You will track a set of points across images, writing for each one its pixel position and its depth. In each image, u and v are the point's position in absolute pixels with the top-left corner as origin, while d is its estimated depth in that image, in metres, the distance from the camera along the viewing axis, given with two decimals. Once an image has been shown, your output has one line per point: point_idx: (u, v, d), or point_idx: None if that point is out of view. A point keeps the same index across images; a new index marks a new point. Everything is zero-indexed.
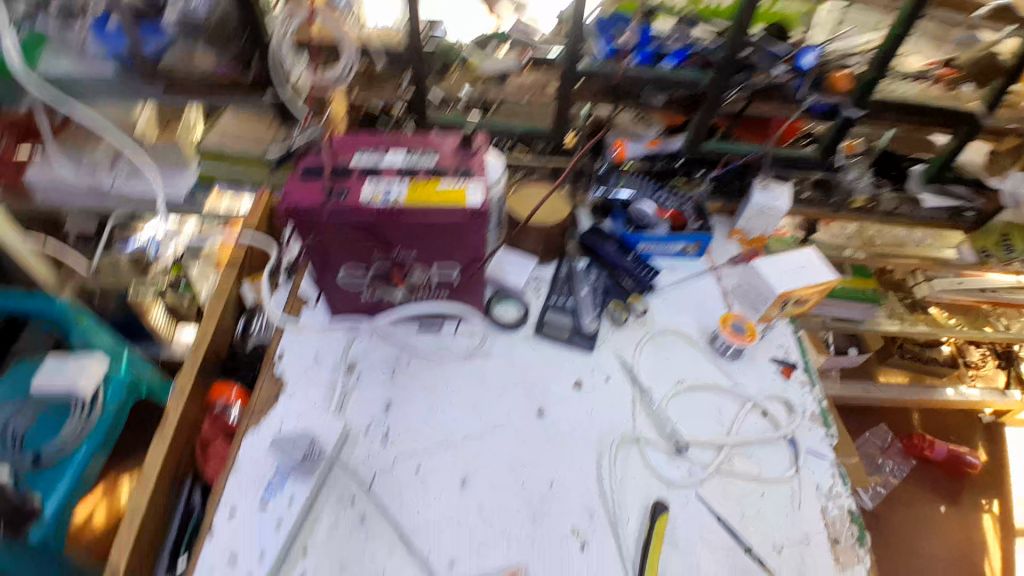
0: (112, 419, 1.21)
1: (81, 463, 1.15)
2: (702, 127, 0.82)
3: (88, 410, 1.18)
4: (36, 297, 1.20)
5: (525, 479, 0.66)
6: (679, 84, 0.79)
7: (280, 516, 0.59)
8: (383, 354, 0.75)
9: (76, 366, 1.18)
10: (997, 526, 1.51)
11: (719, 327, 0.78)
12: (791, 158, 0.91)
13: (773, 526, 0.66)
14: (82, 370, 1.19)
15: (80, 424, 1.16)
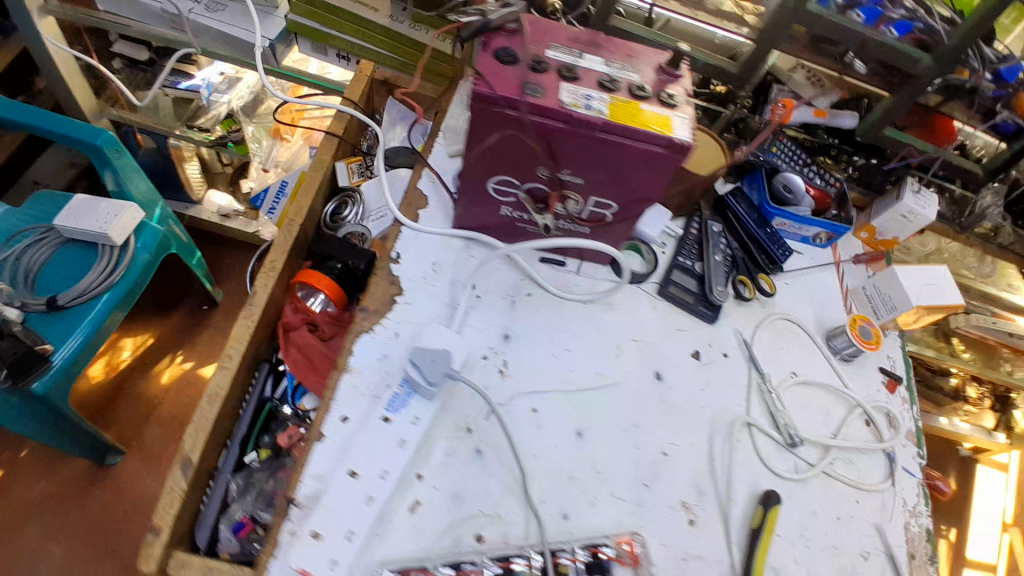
0: (138, 273, 1.13)
1: (102, 311, 1.07)
2: (897, 110, 0.73)
3: (116, 258, 1.10)
4: (74, 122, 1.10)
5: (640, 442, 0.64)
6: (896, 59, 0.67)
7: (404, 433, 0.56)
8: (503, 279, 0.70)
9: (109, 208, 1.08)
10: (949, 553, 1.52)
11: (847, 326, 0.76)
12: (956, 170, 0.81)
13: (862, 533, 0.67)
14: (115, 213, 1.09)
15: (106, 269, 1.08)
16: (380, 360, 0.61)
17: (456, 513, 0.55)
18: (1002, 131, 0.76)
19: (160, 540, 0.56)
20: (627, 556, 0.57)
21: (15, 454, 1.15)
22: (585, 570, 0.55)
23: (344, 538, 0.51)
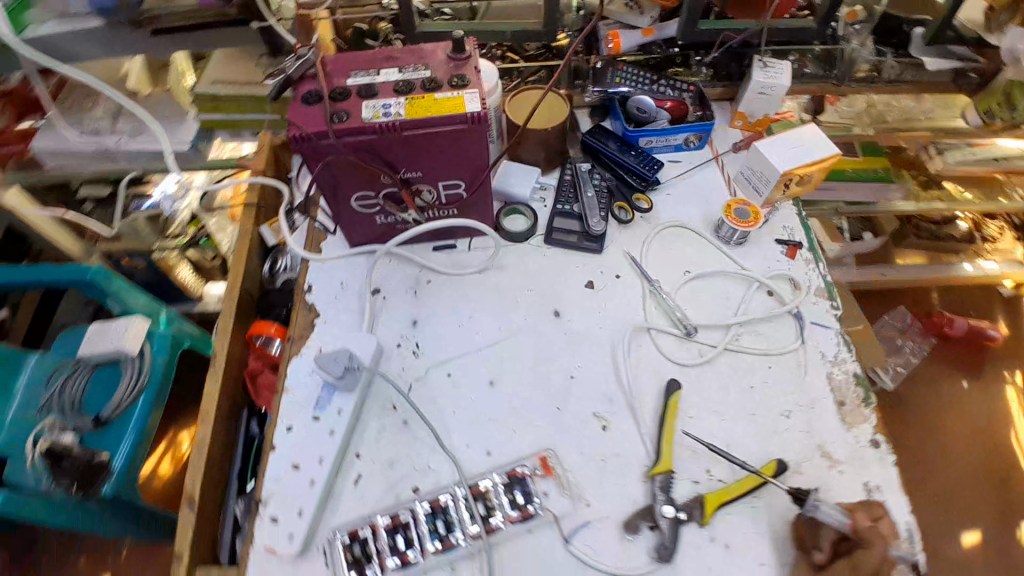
0: (162, 373, 1.29)
1: (141, 415, 1.24)
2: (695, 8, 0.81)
3: (140, 366, 1.26)
4: (66, 269, 1.25)
5: (547, 373, 0.71)
6: None
7: (332, 425, 0.66)
8: (403, 276, 0.79)
9: (120, 327, 1.26)
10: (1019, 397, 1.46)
11: (724, 214, 0.80)
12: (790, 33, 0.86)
13: (779, 393, 0.70)
14: (125, 330, 1.26)
15: (134, 379, 1.25)
16: (311, 374, 0.71)
17: (392, 476, 0.65)
18: None
19: (182, 563, 0.70)
20: (541, 471, 0.64)
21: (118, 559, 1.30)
22: (505, 489, 0.63)
23: (297, 517, 0.62)
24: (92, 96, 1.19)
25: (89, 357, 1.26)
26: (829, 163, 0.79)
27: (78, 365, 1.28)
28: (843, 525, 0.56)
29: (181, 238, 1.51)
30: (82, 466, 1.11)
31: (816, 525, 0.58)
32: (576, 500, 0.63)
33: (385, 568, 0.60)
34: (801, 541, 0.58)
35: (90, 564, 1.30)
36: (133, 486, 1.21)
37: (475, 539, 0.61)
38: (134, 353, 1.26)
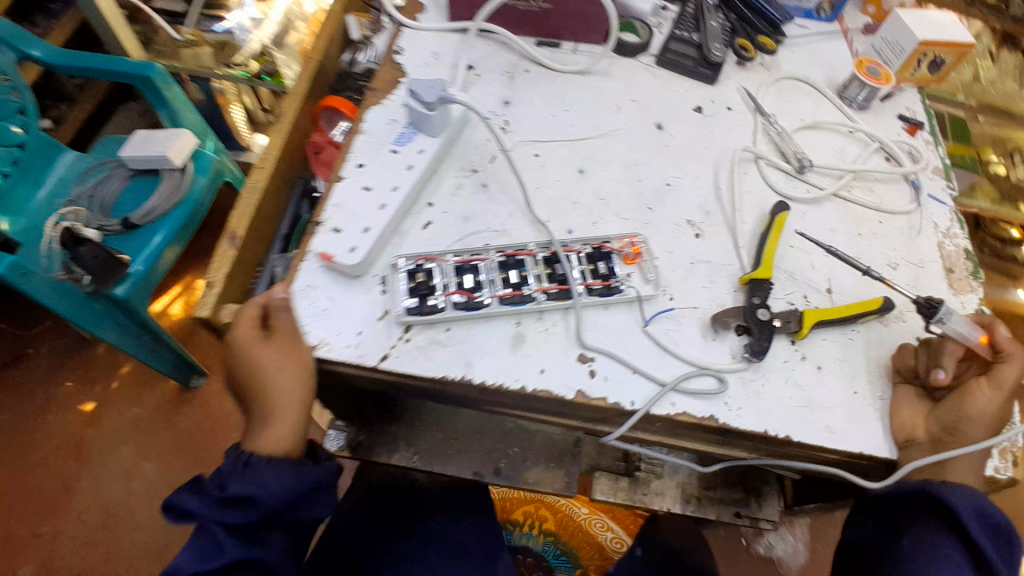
0: (199, 195, 1.22)
1: (172, 224, 1.17)
2: None
3: (179, 181, 1.19)
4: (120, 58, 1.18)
5: (641, 177, 0.65)
6: None
7: (411, 161, 0.60)
8: (501, 60, 0.73)
9: (168, 135, 1.19)
10: None
11: (854, 70, 0.73)
12: None
13: (889, 247, 0.63)
14: (173, 139, 1.19)
15: (171, 191, 1.19)
16: (390, 124, 0.64)
17: (464, 229, 0.59)
18: None
19: (214, 289, 0.64)
20: (630, 253, 0.58)
21: (108, 385, 1.35)
22: (588, 259, 0.57)
23: (363, 232, 0.56)
24: None
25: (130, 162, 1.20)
26: (961, 52, 0.74)
27: (116, 169, 1.23)
28: (977, 339, 0.50)
29: (244, 69, 1.40)
30: (100, 259, 1.02)
31: (937, 343, 0.52)
32: (659, 288, 0.57)
33: (448, 303, 0.54)
34: (915, 366, 0.53)
35: (76, 386, 1.34)
36: (146, 295, 1.14)
37: (550, 297, 0.55)
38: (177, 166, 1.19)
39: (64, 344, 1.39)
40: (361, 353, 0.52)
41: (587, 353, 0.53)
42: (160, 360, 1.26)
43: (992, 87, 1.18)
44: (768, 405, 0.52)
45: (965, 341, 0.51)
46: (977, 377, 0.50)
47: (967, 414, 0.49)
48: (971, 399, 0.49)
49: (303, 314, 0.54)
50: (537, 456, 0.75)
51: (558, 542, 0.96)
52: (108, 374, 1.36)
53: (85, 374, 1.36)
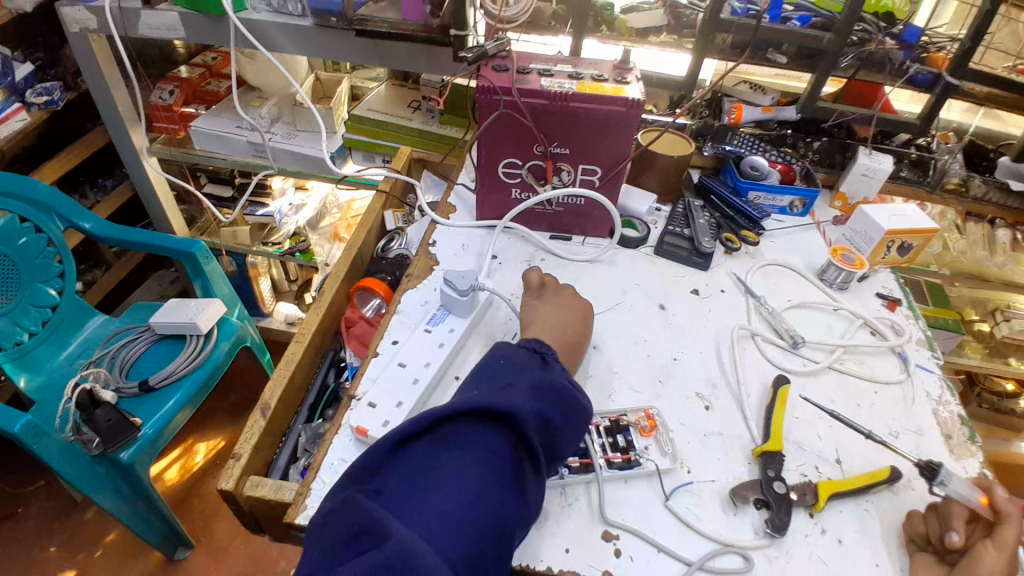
0: (218, 360, 1.26)
1: (190, 389, 1.21)
2: (820, 83, 0.95)
3: (201, 347, 1.24)
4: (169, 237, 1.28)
5: (650, 352, 0.72)
6: (803, 42, 0.91)
7: (442, 339, 0.67)
8: (520, 251, 0.84)
9: (199, 304, 1.26)
10: None
11: (831, 257, 0.85)
12: (894, 123, 1.00)
13: (888, 417, 0.68)
14: (203, 309, 1.26)
15: (192, 355, 1.23)
16: (423, 306, 0.74)
17: None
18: (919, 84, 0.97)
19: (240, 461, 0.66)
20: (645, 427, 0.62)
21: (88, 555, 1.27)
22: (606, 431, 0.61)
23: (396, 406, 0.60)
24: (262, 97, 1.43)
25: (156, 327, 1.26)
26: (928, 236, 0.86)
27: (143, 332, 1.29)
28: (978, 498, 0.54)
29: (280, 247, 1.60)
30: (113, 420, 1.06)
31: (944, 506, 0.55)
32: (676, 461, 0.59)
33: None
34: (928, 533, 0.55)
35: (56, 555, 1.27)
36: (150, 460, 1.14)
37: (573, 470, 0.57)
38: (202, 331, 1.25)
39: (52, 509, 1.35)
40: None
41: (611, 530, 0.54)
42: (150, 530, 1.20)
43: (963, 255, 1.30)
44: None
45: (968, 502, 0.54)
46: (983, 541, 0.52)
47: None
48: (983, 562, 0.50)
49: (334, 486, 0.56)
50: None
51: None
52: (91, 543, 1.29)
53: (68, 544, 1.29)
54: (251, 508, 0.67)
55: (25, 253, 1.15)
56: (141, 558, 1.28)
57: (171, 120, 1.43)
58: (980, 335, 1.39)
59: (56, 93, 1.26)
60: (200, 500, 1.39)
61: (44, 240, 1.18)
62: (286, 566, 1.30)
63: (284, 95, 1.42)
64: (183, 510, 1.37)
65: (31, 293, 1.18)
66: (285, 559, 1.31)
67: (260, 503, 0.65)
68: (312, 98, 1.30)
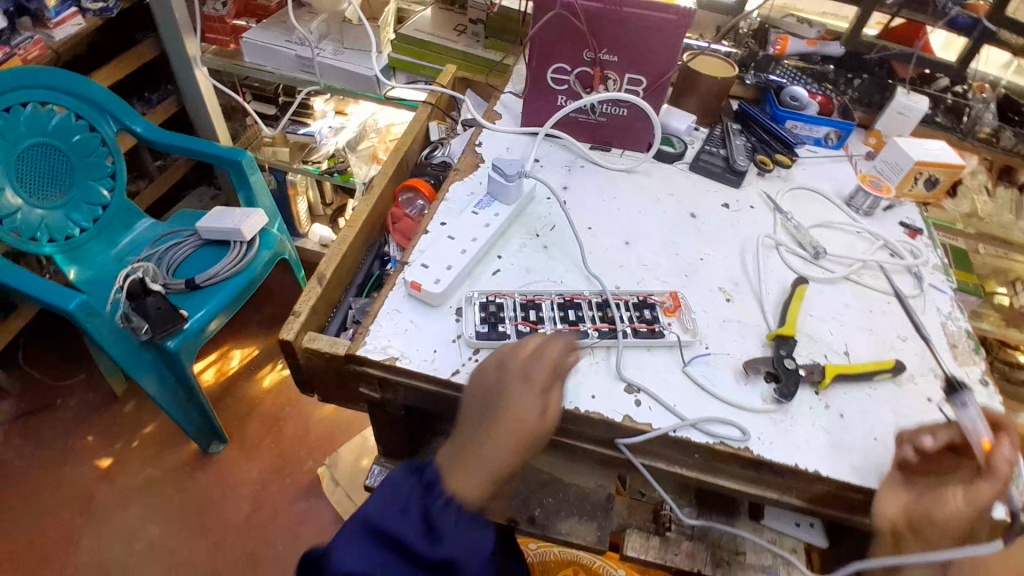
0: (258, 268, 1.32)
1: (226, 294, 1.26)
2: (864, 17, 1.02)
3: (244, 253, 1.32)
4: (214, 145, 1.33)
5: (678, 250, 0.77)
6: None
7: (489, 220, 0.73)
8: (561, 157, 0.89)
9: (243, 212, 1.33)
10: None
11: (860, 184, 0.88)
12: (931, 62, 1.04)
13: (900, 325, 0.72)
14: (246, 217, 1.33)
15: (235, 260, 1.30)
16: (470, 196, 0.80)
17: (528, 278, 0.70)
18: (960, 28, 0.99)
19: (299, 317, 0.74)
20: (671, 306, 0.67)
21: (126, 445, 1.39)
22: (634, 307, 0.67)
23: (446, 269, 0.67)
24: (312, 12, 1.45)
25: (203, 232, 1.33)
26: (951, 172, 0.88)
27: (189, 236, 1.36)
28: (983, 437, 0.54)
29: (319, 166, 1.64)
30: (162, 309, 1.16)
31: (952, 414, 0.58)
32: (695, 337, 0.65)
33: (514, 331, 0.63)
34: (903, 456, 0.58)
35: (103, 440, 1.40)
36: (194, 351, 1.22)
37: (601, 334, 0.63)
38: (246, 239, 1.32)
39: (95, 399, 1.47)
40: (436, 366, 0.61)
41: (631, 385, 0.61)
42: (189, 418, 1.30)
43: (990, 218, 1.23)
44: (795, 439, 0.58)
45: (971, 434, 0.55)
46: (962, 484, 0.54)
47: (992, 468, 0.52)
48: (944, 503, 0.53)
49: (389, 331, 0.64)
50: (573, 509, 0.77)
51: None
52: (130, 434, 1.41)
53: (116, 429, 1.42)
54: (307, 364, 0.75)
55: (78, 150, 1.22)
56: (179, 447, 1.40)
57: (223, 31, 1.47)
58: (1001, 307, 1.34)
59: (112, 1, 1.24)
60: (233, 401, 1.50)
61: (96, 139, 1.25)
62: (311, 466, 1.40)
63: (333, 13, 1.44)
64: (218, 407, 1.48)
65: (85, 190, 1.26)
66: (309, 460, 1.41)
67: (315, 357, 0.72)
68: (364, 16, 1.35)
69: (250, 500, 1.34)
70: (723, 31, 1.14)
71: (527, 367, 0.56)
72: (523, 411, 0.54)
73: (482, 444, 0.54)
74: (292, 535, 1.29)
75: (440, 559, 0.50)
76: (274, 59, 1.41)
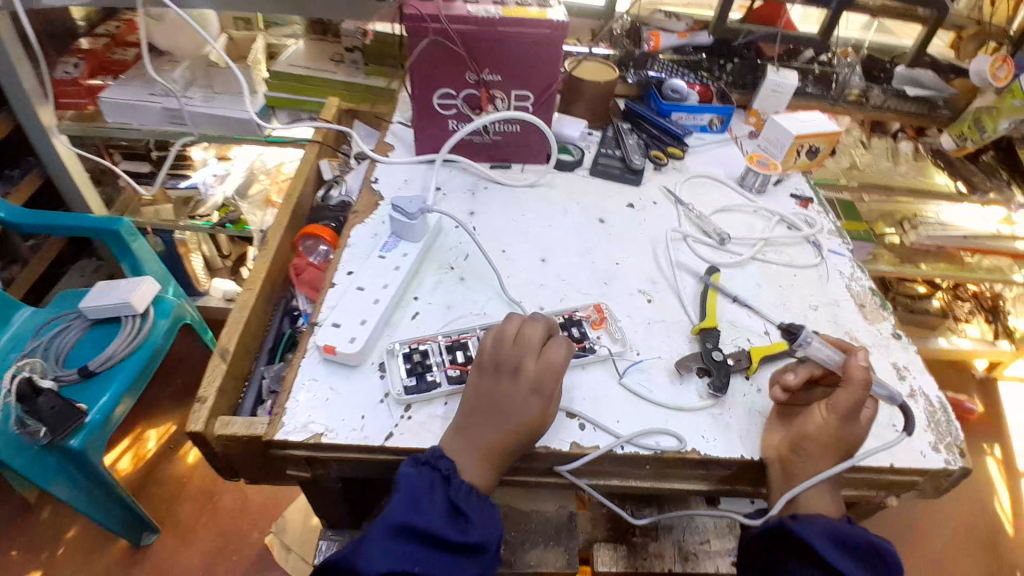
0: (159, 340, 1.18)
1: (126, 376, 1.11)
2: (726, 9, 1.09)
3: (139, 326, 1.15)
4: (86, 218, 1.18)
5: (594, 258, 0.76)
6: None
7: (397, 262, 0.70)
8: (463, 180, 0.87)
9: (129, 284, 1.16)
10: (1003, 470, 1.42)
11: (748, 164, 0.92)
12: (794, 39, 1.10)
13: (807, 294, 0.76)
14: (135, 288, 1.16)
15: (130, 335, 1.13)
16: (373, 238, 0.76)
17: (449, 315, 0.67)
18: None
19: (206, 403, 0.67)
20: (596, 319, 0.67)
21: (51, 553, 1.21)
22: (561, 327, 0.65)
23: (360, 324, 0.63)
24: (172, 61, 1.33)
25: (88, 312, 1.16)
26: (831, 139, 0.94)
27: (75, 318, 1.18)
28: (836, 360, 0.58)
29: (208, 219, 1.49)
30: (56, 407, 0.98)
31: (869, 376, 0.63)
32: (626, 345, 0.65)
33: (444, 377, 0.60)
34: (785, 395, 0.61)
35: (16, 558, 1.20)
36: (101, 445, 1.07)
37: None
38: (138, 312, 1.16)
39: (5, 512, 1.26)
40: (366, 434, 0.56)
41: (572, 410, 0.59)
42: (110, 514, 1.14)
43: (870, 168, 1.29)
44: (737, 430, 0.59)
45: (826, 363, 0.58)
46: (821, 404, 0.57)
47: (847, 377, 0.55)
48: (813, 420, 0.56)
49: (309, 404, 0.59)
50: (537, 537, 0.75)
51: None
52: (52, 541, 1.23)
53: (27, 544, 1.23)
54: (225, 451, 0.68)
55: None
56: (107, 546, 1.24)
57: (76, 94, 1.30)
58: (893, 246, 1.45)
59: None
60: (162, 484, 1.34)
61: None
62: (258, 537, 1.29)
63: (196, 57, 1.33)
64: (143, 496, 1.31)
65: None
66: (255, 530, 1.30)
67: (233, 442, 0.66)
68: (229, 57, 1.23)
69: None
70: (600, 33, 1.16)
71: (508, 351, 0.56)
72: (525, 415, 0.53)
73: (484, 437, 0.53)
74: None
75: (468, 542, 0.49)
76: (137, 116, 1.28)
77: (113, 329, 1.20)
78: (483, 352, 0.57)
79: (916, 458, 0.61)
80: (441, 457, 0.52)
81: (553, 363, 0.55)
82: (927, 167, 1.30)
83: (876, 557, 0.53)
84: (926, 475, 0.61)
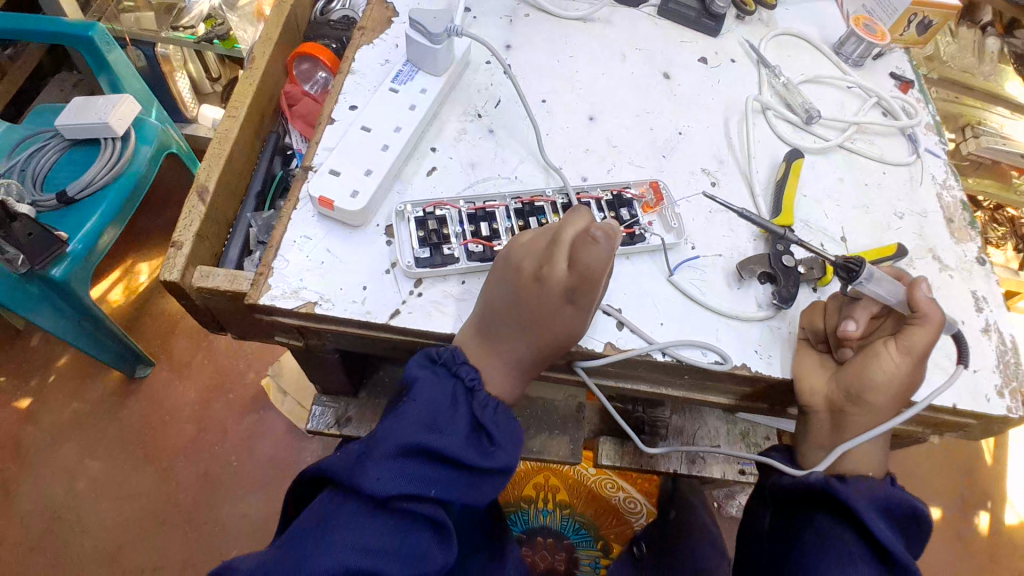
0: (144, 171, 1.01)
1: (110, 208, 0.97)
2: None
3: (118, 153, 0.98)
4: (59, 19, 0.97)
5: (653, 125, 0.62)
6: None
7: (413, 101, 0.56)
8: (499, 4, 0.68)
9: (108, 99, 0.97)
10: None
11: (852, 26, 0.73)
12: None
13: (894, 198, 0.64)
14: (114, 105, 0.97)
15: (109, 161, 0.97)
16: (383, 66, 0.60)
17: (471, 176, 0.55)
18: None
19: (181, 250, 0.57)
20: (650, 202, 0.56)
21: (44, 378, 1.17)
22: (608, 206, 0.55)
23: (365, 175, 0.51)
24: None
25: (63, 130, 0.98)
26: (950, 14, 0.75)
27: (51, 138, 1.01)
28: (900, 300, 0.48)
29: (192, 33, 1.21)
30: (34, 235, 0.86)
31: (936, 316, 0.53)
32: (681, 236, 0.55)
33: (463, 252, 0.50)
34: (826, 329, 0.51)
35: (8, 381, 1.16)
36: (87, 277, 0.97)
37: None
38: (118, 135, 0.98)
39: None
40: (368, 309, 0.48)
41: (612, 305, 0.51)
42: (101, 348, 1.08)
43: (952, 60, 1.07)
44: (798, 346, 0.51)
45: (883, 302, 0.48)
46: (886, 340, 0.47)
47: (919, 313, 0.46)
48: (881, 365, 0.46)
49: (301, 266, 0.49)
50: (542, 425, 0.71)
51: (577, 513, 0.89)
52: (43, 366, 1.18)
53: (17, 367, 1.18)
54: (206, 304, 0.59)
55: None
56: (98, 374, 1.18)
57: None
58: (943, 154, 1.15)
59: None
60: (154, 319, 1.25)
61: None
62: (253, 378, 1.22)
63: None
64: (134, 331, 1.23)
65: None
66: (251, 371, 1.23)
67: (215, 297, 0.57)
68: None
69: (196, 420, 1.17)
70: None
71: (538, 251, 0.45)
72: (556, 327, 0.45)
73: (509, 345, 0.47)
74: (246, 450, 1.16)
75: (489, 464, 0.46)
76: None
77: (94, 153, 1.02)
78: (515, 246, 0.47)
79: (978, 402, 0.54)
80: (462, 366, 0.47)
81: (590, 269, 0.42)
82: (1004, 70, 1.10)
83: (918, 524, 0.48)
84: (982, 420, 0.55)
